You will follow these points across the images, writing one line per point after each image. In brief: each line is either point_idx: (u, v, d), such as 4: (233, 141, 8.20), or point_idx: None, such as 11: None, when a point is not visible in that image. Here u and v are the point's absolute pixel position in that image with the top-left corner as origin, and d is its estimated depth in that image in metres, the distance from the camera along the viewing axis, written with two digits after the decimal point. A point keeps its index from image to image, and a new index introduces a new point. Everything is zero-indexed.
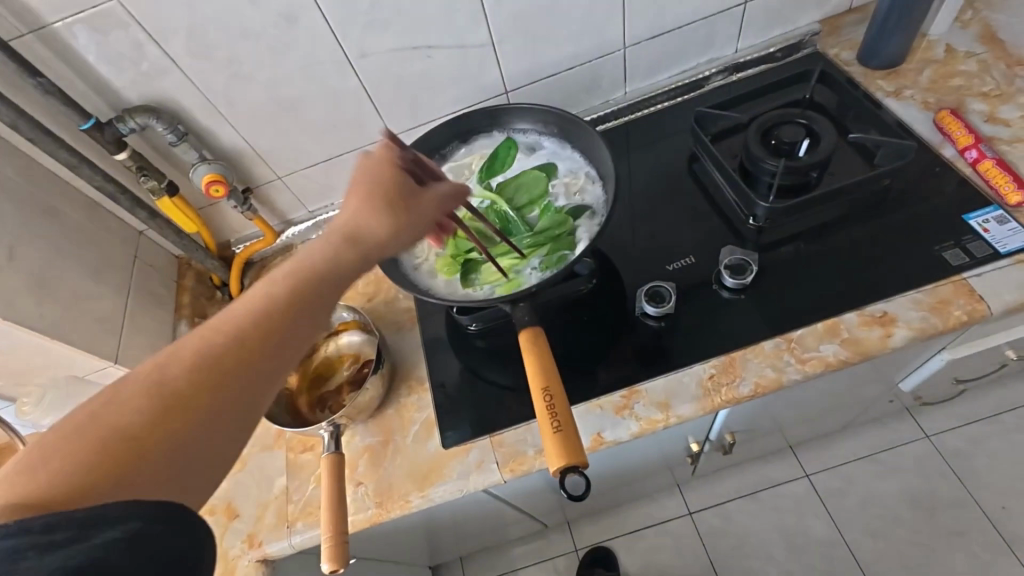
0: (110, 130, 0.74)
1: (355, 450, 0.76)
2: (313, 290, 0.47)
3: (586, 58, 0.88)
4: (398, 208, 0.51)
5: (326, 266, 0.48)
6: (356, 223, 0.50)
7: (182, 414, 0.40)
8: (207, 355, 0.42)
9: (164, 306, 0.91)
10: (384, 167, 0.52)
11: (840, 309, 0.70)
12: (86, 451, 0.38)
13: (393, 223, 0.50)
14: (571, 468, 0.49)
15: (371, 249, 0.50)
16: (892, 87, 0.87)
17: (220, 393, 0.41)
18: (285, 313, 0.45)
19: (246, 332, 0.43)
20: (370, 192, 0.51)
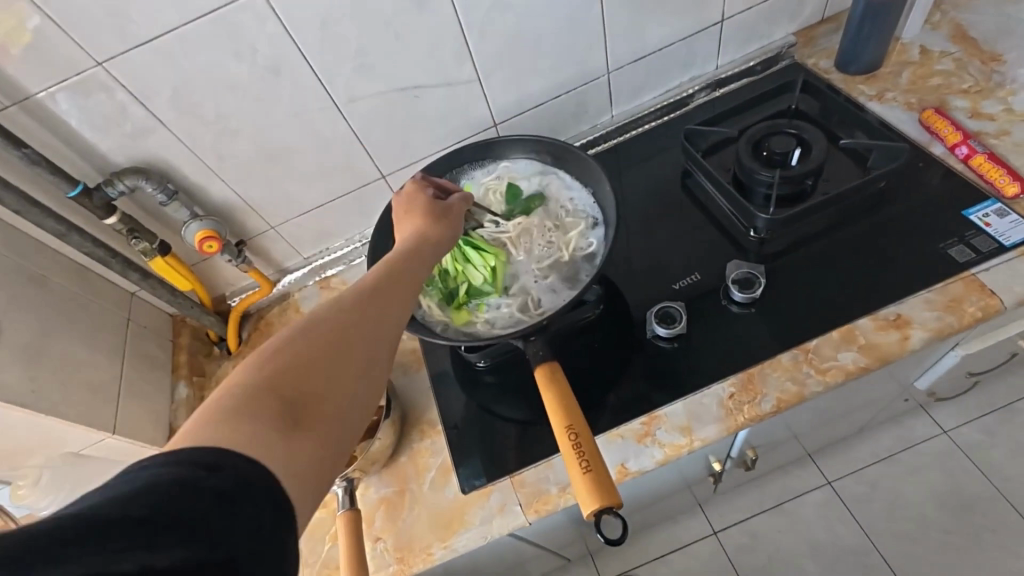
0: (99, 195, 0.73)
1: (371, 503, 0.72)
2: (403, 282, 0.51)
3: (571, 85, 0.89)
4: (452, 210, 0.63)
5: (405, 264, 0.53)
6: (422, 228, 0.58)
7: (320, 373, 0.41)
8: (328, 322, 0.43)
9: (161, 368, 0.88)
10: (418, 197, 0.63)
11: (854, 314, 0.70)
12: (241, 405, 0.36)
13: (446, 223, 0.61)
14: (605, 509, 0.46)
15: (430, 257, 0.56)
16: (873, 91, 0.88)
17: (350, 352, 0.43)
18: (383, 293, 0.48)
19: (360, 305, 0.46)
20: (434, 210, 0.61)
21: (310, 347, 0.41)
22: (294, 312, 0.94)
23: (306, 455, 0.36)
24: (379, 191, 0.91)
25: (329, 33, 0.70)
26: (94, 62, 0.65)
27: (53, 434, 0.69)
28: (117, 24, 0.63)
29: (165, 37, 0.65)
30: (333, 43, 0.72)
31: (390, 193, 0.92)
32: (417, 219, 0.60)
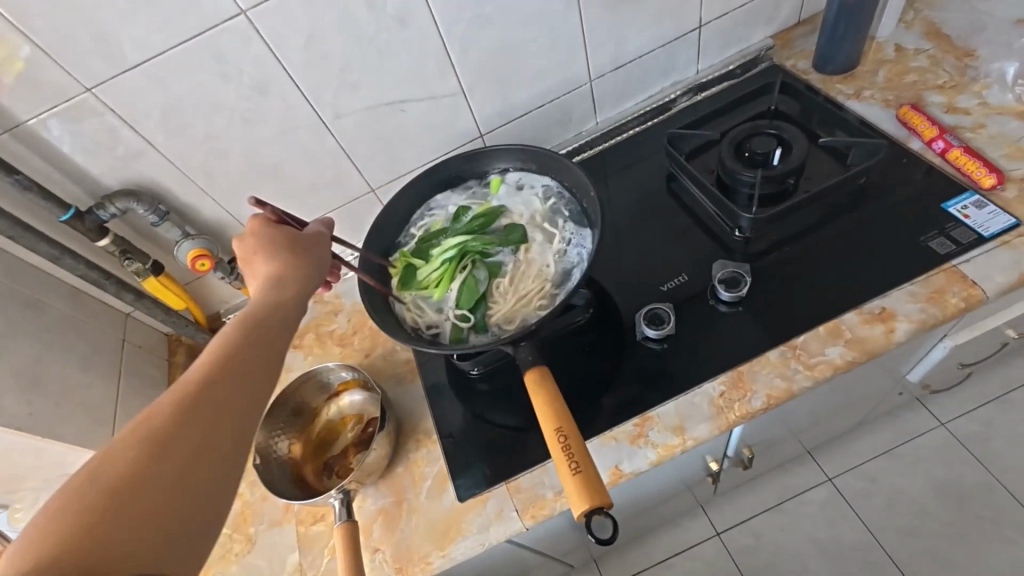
0: (91, 218, 0.74)
1: (369, 515, 0.73)
2: (267, 341, 0.50)
3: (555, 94, 0.91)
4: (284, 253, 0.59)
5: (263, 325, 0.51)
6: (282, 268, 0.58)
7: (165, 471, 0.39)
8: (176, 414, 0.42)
9: (157, 388, 0.89)
10: (263, 235, 0.61)
11: (839, 310, 0.71)
12: (72, 524, 0.35)
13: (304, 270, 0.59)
14: (595, 509, 0.47)
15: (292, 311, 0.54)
16: (851, 90, 0.90)
17: (205, 431, 0.42)
18: (245, 359, 0.48)
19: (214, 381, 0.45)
20: (282, 259, 0.59)
21: (154, 440, 0.40)
22: None
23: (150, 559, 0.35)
24: (369, 204, 0.92)
25: (314, 52, 0.72)
26: (83, 88, 0.66)
27: (51, 456, 0.69)
28: (105, 50, 0.64)
29: (152, 61, 0.67)
30: (317, 61, 0.73)
31: (379, 206, 0.93)
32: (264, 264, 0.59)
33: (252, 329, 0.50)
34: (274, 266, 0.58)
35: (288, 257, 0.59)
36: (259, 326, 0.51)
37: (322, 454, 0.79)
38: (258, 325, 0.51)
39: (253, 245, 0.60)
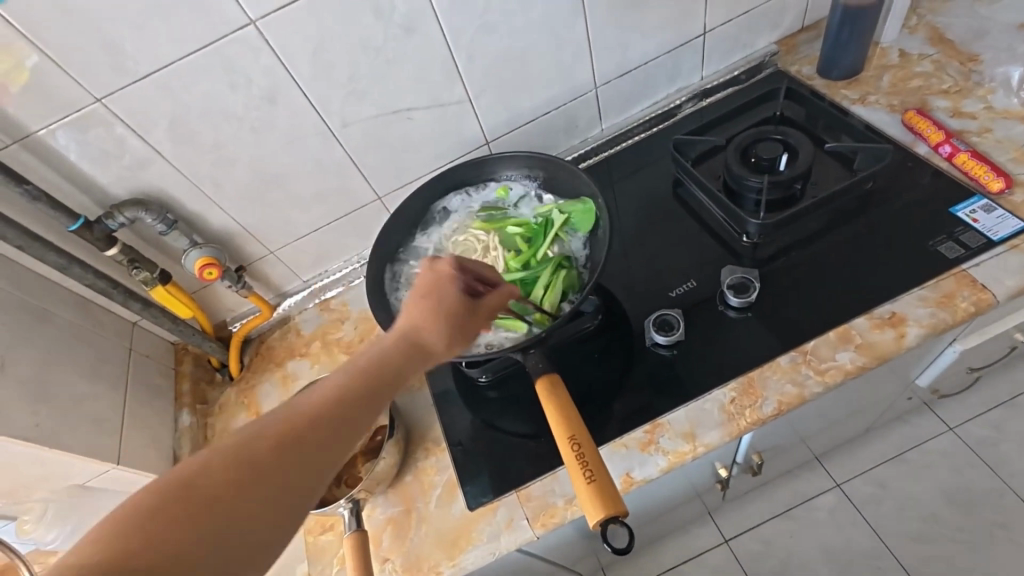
0: (100, 228, 0.74)
1: (378, 524, 0.72)
2: (352, 407, 0.45)
3: (561, 101, 0.91)
4: (453, 316, 0.53)
5: (357, 385, 0.46)
6: (420, 328, 0.52)
7: (200, 533, 0.36)
8: (229, 459, 0.39)
9: (164, 397, 0.89)
10: (447, 290, 0.54)
11: (849, 315, 0.70)
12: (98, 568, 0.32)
13: (447, 338, 0.52)
14: (611, 518, 0.47)
15: (400, 373, 0.49)
16: (856, 95, 0.90)
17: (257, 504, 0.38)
18: (334, 419, 0.44)
19: (284, 438, 0.41)
20: (438, 313, 0.52)
21: (209, 485, 0.38)
22: (295, 334, 0.95)
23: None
24: (376, 212, 0.92)
25: (322, 61, 0.72)
26: (92, 98, 0.67)
27: (58, 467, 0.69)
28: (114, 61, 0.65)
29: (161, 71, 0.67)
30: (326, 71, 0.73)
31: (386, 214, 0.93)
32: (422, 312, 0.52)
33: (356, 388, 0.46)
34: (437, 314, 0.52)
35: (455, 319, 0.53)
36: (373, 381, 0.47)
37: None
38: (369, 379, 0.47)
39: (442, 288, 0.54)
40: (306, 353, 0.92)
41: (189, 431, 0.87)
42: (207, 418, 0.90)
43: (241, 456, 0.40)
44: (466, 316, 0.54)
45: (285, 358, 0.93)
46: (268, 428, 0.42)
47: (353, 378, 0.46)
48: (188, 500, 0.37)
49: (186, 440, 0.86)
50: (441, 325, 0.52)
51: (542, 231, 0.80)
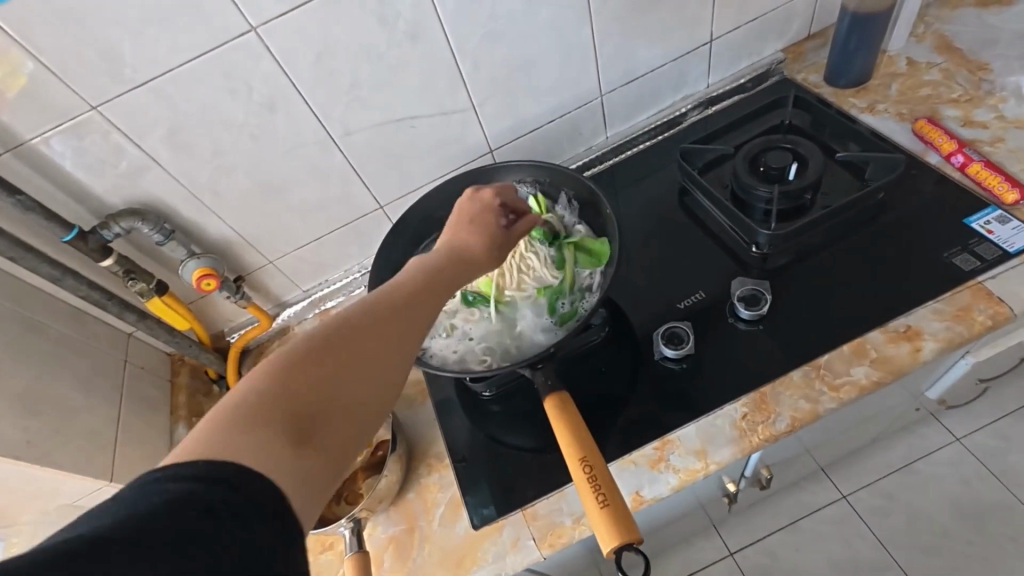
0: (94, 238, 0.72)
1: (379, 544, 0.70)
2: (421, 306, 0.47)
3: (565, 109, 0.90)
4: (488, 227, 0.56)
5: (417, 287, 0.48)
6: (465, 238, 0.55)
7: (312, 399, 0.38)
8: (322, 342, 0.41)
9: (159, 410, 0.87)
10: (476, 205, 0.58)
11: (863, 328, 0.69)
12: (250, 415, 0.36)
13: (489, 252, 0.55)
14: (625, 545, 0.45)
15: (450, 282, 0.51)
16: (865, 103, 0.89)
17: (366, 364, 0.41)
18: (406, 314, 0.46)
19: (372, 325, 0.43)
20: (488, 234, 0.56)
21: (307, 364, 0.39)
22: None
23: (311, 475, 0.36)
24: (377, 221, 0.91)
25: (324, 68, 0.71)
26: (88, 106, 0.65)
27: (48, 486, 0.66)
28: (110, 68, 0.63)
29: (160, 79, 0.65)
30: (328, 78, 0.72)
31: (387, 223, 0.91)
32: (465, 234, 0.55)
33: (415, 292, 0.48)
34: (475, 225, 0.56)
35: (493, 239, 0.56)
36: (427, 283, 0.49)
37: None
38: (431, 271, 0.50)
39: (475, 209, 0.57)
40: None
41: None
42: None
43: (332, 340, 0.41)
44: (494, 237, 0.56)
45: None
46: (356, 317, 0.43)
47: (415, 281, 0.49)
48: (291, 376, 0.39)
49: None
50: (482, 240, 0.55)
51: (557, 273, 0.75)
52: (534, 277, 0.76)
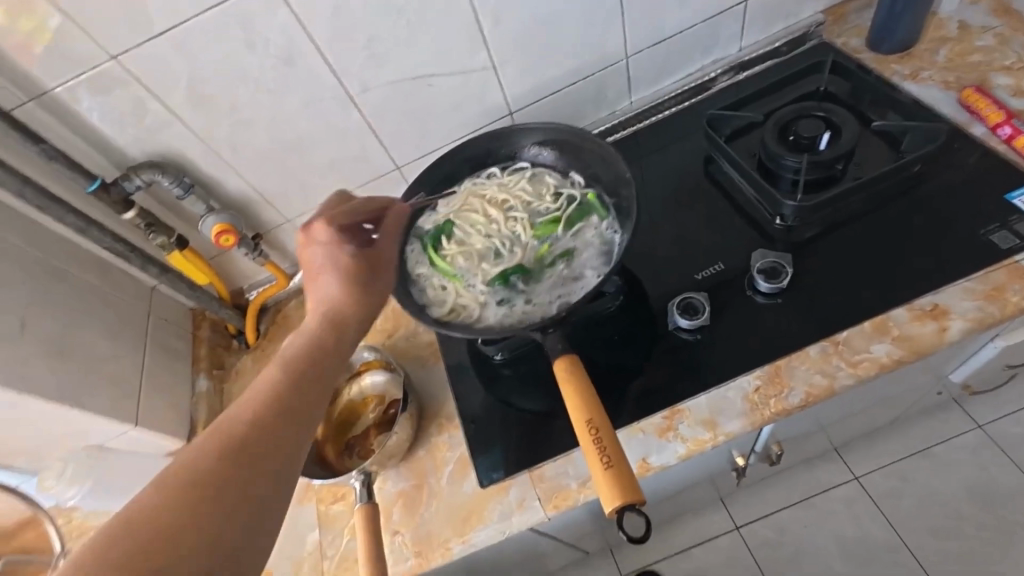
0: (117, 190, 0.73)
1: (389, 498, 0.72)
2: (300, 404, 0.46)
3: (588, 71, 0.87)
4: (348, 272, 0.55)
5: (305, 387, 0.48)
6: (333, 297, 0.54)
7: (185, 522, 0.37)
8: (219, 454, 0.41)
9: (182, 362, 0.89)
10: (334, 247, 0.56)
11: (889, 304, 0.66)
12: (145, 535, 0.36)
13: (358, 289, 0.55)
14: (629, 507, 0.44)
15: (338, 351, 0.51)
16: (908, 70, 0.84)
17: (252, 474, 0.41)
18: (305, 385, 0.48)
19: (252, 433, 0.43)
20: (341, 278, 0.55)
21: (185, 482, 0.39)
22: None
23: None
24: (394, 182, 0.90)
25: (341, 23, 0.69)
26: (107, 56, 0.65)
27: (78, 426, 0.70)
28: (130, 17, 0.63)
29: (175, 29, 0.65)
30: (343, 32, 0.70)
31: (405, 185, 0.91)
32: (329, 284, 0.55)
33: (312, 358, 0.50)
34: (335, 295, 0.54)
35: (354, 279, 0.55)
36: (304, 370, 0.49)
37: (344, 434, 0.79)
38: (308, 354, 0.50)
39: (317, 265, 0.56)
40: None
41: (205, 397, 0.87)
42: (223, 385, 0.91)
43: (207, 455, 0.41)
44: (371, 268, 0.57)
45: None
46: (224, 436, 0.43)
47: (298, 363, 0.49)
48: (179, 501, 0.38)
49: (202, 405, 0.86)
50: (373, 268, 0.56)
51: (472, 223, 0.78)
52: (485, 209, 0.79)
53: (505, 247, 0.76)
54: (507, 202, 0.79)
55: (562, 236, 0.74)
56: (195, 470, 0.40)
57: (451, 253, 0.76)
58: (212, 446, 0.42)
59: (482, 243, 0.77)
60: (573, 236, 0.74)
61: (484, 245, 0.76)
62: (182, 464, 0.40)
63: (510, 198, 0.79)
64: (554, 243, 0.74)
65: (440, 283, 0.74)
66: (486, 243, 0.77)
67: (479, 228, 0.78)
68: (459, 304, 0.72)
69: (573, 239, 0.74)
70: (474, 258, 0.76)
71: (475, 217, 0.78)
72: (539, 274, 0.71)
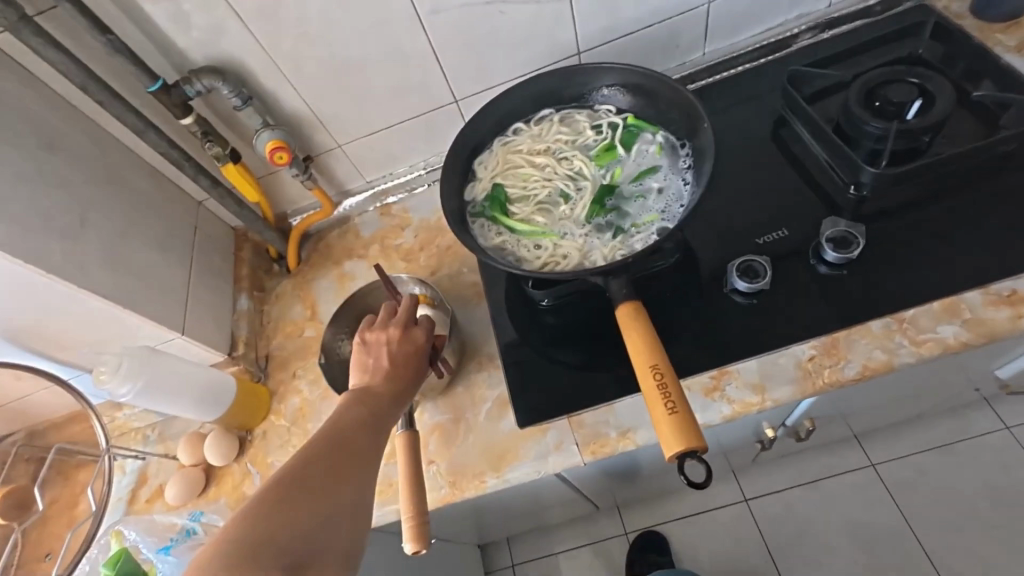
0: (176, 93, 0.72)
1: (425, 428, 0.73)
2: (373, 443, 0.52)
3: (666, 14, 0.82)
4: (399, 340, 0.62)
5: (378, 429, 0.53)
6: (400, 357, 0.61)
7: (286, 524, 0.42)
8: (307, 480, 0.46)
9: (226, 279, 0.90)
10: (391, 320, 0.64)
11: (963, 286, 0.64)
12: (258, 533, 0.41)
13: (419, 360, 0.62)
14: (691, 453, 0.44)
15: (393, 413, 0.56)
16: (1013, 42, 0.78)
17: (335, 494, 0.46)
18: (376, 428, 0.53)
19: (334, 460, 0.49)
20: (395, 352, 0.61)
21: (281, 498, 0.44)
22: (354, 235, 0.94)
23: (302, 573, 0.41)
24: (449, 116, 0.87)
25: None
26: None
27: (131, 327, 0.72)
28: None
29: None
30: None
31: (460, 121, 0.88)
32: (405, 350, 0.61)
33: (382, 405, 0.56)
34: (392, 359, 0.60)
35: (420, 351, 0.62)
36: (375, 417, 0.54)
37: None
38: (378, 401, 0.56)
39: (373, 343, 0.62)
40: (364, 255, 0.91)
41: (246, 315, 0.88)
42: (263, 306, 0.92)
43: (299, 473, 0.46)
44: (413, 352, 0.62)
45: (342, 256, 0.93)
46: (311, 461, 0.48)
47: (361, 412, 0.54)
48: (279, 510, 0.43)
49: (243, 323, 0.87)
50: (412, 346, 0.62)
51: (524, 182, 0.77)
52: (533, 162, 0.78)
53: (574, 193, 0.76)
54: (552, 152, 0.79)
55: (629, 158, 0.75)
56: (292, 483, 0.45)
57: (522, 216, 0.75)
58: (304, 465, 0.47)
59: (549, 196, 0.76)
60: (638, 155, 0.75)
61: (555, 200, 0.76)
62: (281, 481, 0.46)
63: (555, 149, 0.79)
64: (621, 167, 0.75)
65: (527, 241, 0.73)
66: (555, 197, 0.77)
67: (533, 183, 0.77)
68: (560, 255, 0.71)
69: (642, 158, 0.75)
70: (547, 213, 0.75)
71: (525, 175, 0.78)
72: (630, 199, 0.72)
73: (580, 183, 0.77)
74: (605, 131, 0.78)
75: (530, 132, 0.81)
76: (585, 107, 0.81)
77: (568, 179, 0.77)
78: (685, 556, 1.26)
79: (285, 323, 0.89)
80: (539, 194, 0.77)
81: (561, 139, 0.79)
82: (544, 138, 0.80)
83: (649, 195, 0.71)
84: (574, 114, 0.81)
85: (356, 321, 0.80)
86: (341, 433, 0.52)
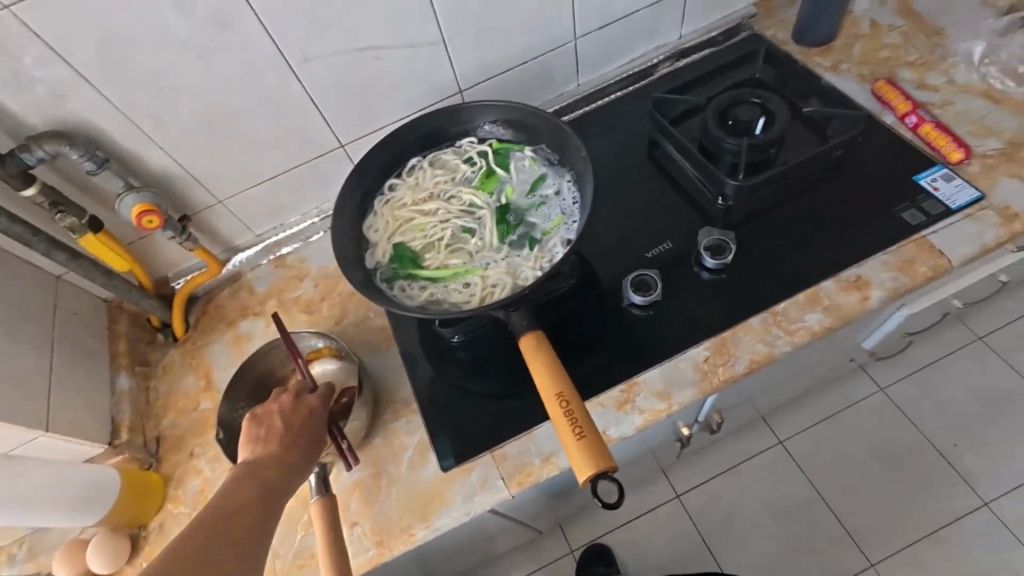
0: (14, 162, 0.64)
1: (345, 489, 0.69)
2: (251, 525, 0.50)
3: (537, 52, 0.86)
4: (293, 409, 0.60)
5: (259, 508, 0.52)
6: (296, 427, 0.59)
7: None
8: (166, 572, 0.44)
9: (99, 358, 0.81)
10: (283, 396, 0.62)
11: (819, 277, 0.72)
12: None
13: (318, 429, 0.60)
14: (602, 475, 0.46)
15: (283, 487, 0.54)
16: (829, 63, 0.91)
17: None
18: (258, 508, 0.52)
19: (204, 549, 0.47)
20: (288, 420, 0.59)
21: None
22: (247, 292, 0.88)
23: None
24: (337, 161, 0.85)
25: None
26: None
27: None
28: None
29: None
30: None
31: (350, 164, 0.86)
32: (300, 418, 0.60)
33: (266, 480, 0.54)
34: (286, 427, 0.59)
35: (316, 419, 0.61)
36: (258, 494, 0.53)
37: None
38: (264, 476, 0.54)
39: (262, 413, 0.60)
40: (261, 312, 0.86)
41: (128, 395, 0.79)
42: (148, 382, 0.83)
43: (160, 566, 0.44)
44: (309, 422, 0.60)
45: (236, 316, 0.86)
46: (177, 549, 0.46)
47: (248, 488, 0.53)
48: None
49: (126, 405, 0.79)
50: (307, 414, 0.61)
51: (421, 231, 0.76)
52: (425, 209, 0.78)
53: (476, 225, 0.77)
54: (439, 196, 0.79)
55: (513, 174, 0.78)
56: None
57: (436, 264, 0.74)
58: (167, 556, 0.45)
59: (452, 235, 0.76)
60: (520, 170, 0.78)
61: (464, 239, 0.76)
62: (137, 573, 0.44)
63: (440, 194, 0.79)
64: (508, 186, 0.78)
65: (451, 286, 0.72)
66: (461, 235, 0.76)
67: (430, 229, 0.77)
68: (491, 289, 0.71)
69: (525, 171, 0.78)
70: (457, 252, 0.75)
71: (419, 224, 0.77)
72: (532, 208, 0.75)
73: (477, 214, 0.77)
74: (481, 160, 0.80)
75: (411, 184, 0.80)
76: (449, 146, 0.82)
77: (465, 214, 0.78)
78: (629, 562, 1.28)
79: (176, 396, 0.81)
80: (441, 236, 0.76)
81: (444, 181, 0.79)
82: (429, 188, 0.79)
83: (548, 200, 0.75)
84: (445, 154, 0.81)
85: (257, 386, 0.74)
86: (216, 516, 0.50)
